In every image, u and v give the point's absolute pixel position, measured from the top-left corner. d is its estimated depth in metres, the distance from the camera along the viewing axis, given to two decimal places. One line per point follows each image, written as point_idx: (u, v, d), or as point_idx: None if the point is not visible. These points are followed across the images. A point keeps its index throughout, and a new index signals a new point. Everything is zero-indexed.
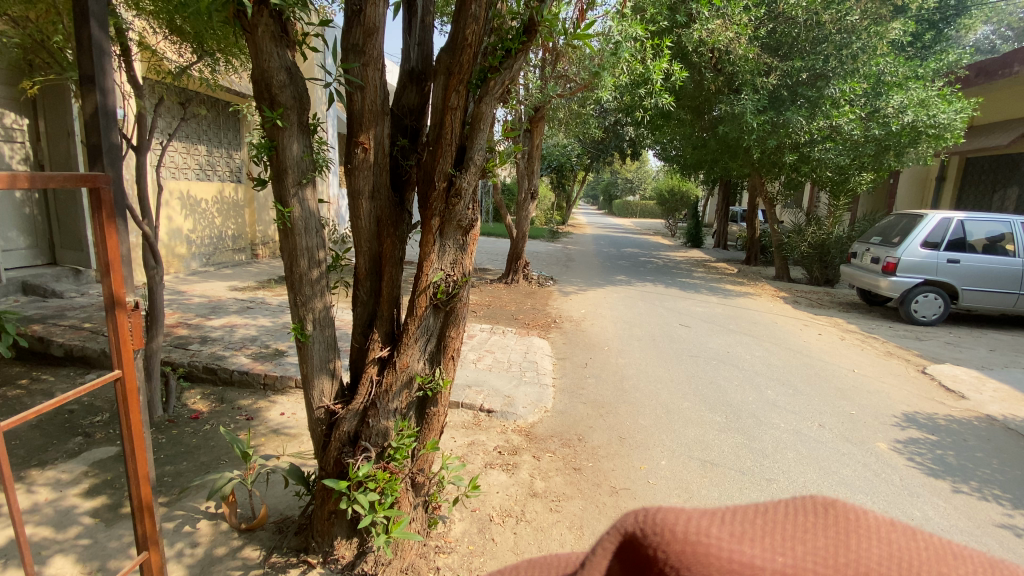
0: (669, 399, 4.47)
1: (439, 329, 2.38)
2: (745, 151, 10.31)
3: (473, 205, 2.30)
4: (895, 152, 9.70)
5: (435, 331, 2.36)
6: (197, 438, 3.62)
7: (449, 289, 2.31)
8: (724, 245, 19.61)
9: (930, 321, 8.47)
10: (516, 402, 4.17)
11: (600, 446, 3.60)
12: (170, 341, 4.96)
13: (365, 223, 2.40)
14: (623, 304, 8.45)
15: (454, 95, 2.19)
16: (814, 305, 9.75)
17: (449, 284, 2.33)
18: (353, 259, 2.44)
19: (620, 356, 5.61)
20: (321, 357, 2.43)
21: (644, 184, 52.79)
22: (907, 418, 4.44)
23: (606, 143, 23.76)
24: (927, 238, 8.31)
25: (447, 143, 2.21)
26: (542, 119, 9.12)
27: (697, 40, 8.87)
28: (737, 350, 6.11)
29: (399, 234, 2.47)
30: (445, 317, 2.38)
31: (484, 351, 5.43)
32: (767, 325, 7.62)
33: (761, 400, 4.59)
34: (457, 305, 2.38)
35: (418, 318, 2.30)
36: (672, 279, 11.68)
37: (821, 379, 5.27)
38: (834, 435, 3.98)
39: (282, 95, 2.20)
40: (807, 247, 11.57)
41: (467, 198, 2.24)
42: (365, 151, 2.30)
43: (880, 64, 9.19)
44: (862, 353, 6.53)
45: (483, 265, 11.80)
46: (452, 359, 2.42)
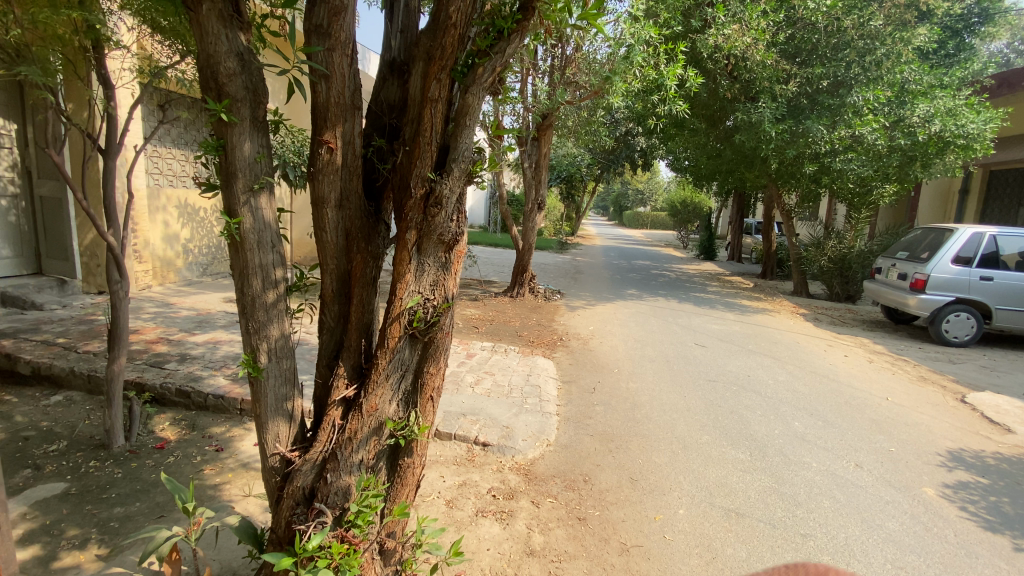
0: (686, 432, 4.03)
1: (416, 364, 1.99)
2: (762, 162, 9.89)
3: (457, 216, 1.92)
4: (922, 162, 9.24)
5: (410, 366, 1.98)
6: (156, 473, 3.27)
7: (428, 317, 1.92)
8: (739, 258, 19.08)
9: (963, 342, 7.91)
10: (516, 434, 3.75)
11: (609, 490, 3.18)
12: (146, 359, 4.64)
13: (330, 237, 2.02)
14: (634, 321, 8.01)
15: (434, 84, 1.81)
16: (836, 323, 9.23)
17: (428, 311, 1.94)
18: (318, 279, 2.08)
19: (632, 380, 5.17)
20: (277, 394, 2.07)
21: (655, 196, 52.32)
22: (953, 457, 3.93)
23: (617, 154, 23.40)
24: (958, 254, 7.80)
25: (425, 141, 1.83)
26: (551, 127, 8.77)
27: (712, 46, 8.53)
28: (759, 374, 5.64)
29: (372, 250, 2.09)
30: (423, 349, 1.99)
31: (484, 373, 5.04)
32: (789, 345, 7.12)
33: (789, 435, 4.12)
34: (437, 335, 1.98)
35: (390, 351, 1.91)
36: (685, 294, 11.21)
37: (853, 410, 4.78)
38: (873, 479, 3.51)
39: (230, 84, 1.85)
40: (827, 262, 11.06)
41: (449, 207, 1.86)
42: (331, 151, 1.94)
43: (904, 71, 8.76)
44: (893, 379, 6.01)
45: (488, 277, 11.44)
46: (431, 399, 2.03)
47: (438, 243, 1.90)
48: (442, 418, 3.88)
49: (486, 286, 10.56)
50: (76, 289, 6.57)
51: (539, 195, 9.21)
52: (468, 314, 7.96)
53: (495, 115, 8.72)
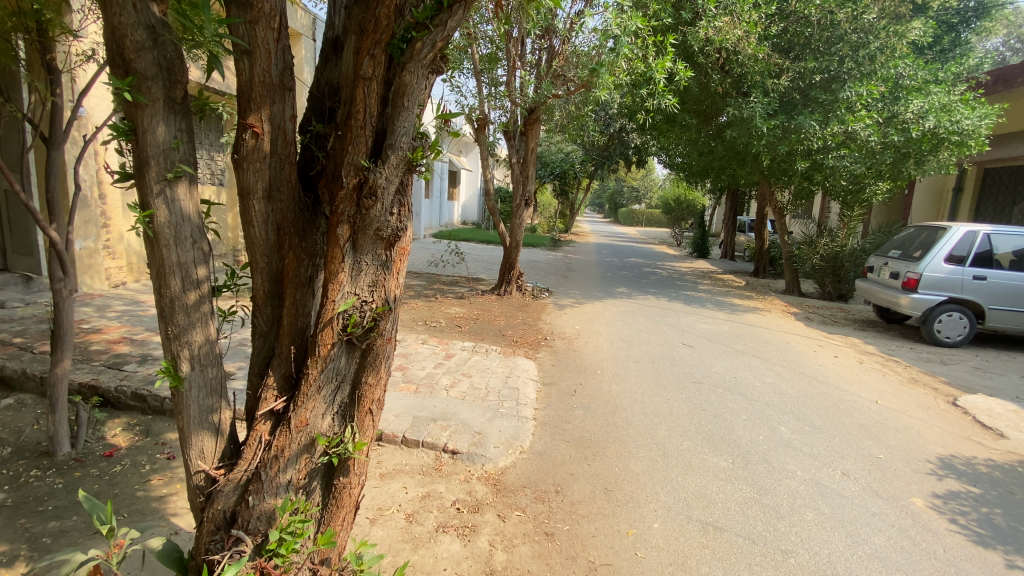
0: (666, 437, 3.86)
1: (353, 374, 1.80)
2: (754, 159, 9.73)
3: (396, 210, 1.73)
4: (915, 159, 9.11)
5: (347, 376, 1.79)
6: (100, 484, 3.07)
7: (364, 322, 1.73)
8: (732, 257, 18.94)
9: (955, 343, 7.78)
10: (487, 440, 3.57)
11: (581, 502, 3.00)
12: (105, 360, 4.43)
13: (259, 233, 1.83)
14: (621, 320, 7.84)
15: (367, 61, 1.62)
16: (827, 322, 9.09)
17: (365, 315, 1.75)
18: (248, 279, 1.89)
19: (615, 382, 4.99)
20: (201, 405, 1.88)
21: (650, 193, 52.21)
22: (944, 464, 3.78)
23: (611, 151, 23.20)
24: (951, 253, 7.67)
25: (358, 125, 1.64)
26: (538, 121, 8.56)
27: (703, 39, 8.36)
28: (747, 376, 5.47)
29: (307, 248, 1.89)
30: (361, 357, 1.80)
31: (461, 374, 4.85)
32: (778, 345, 6.97)
33: (774, 441, 3.96)
34: (377, 342, 1.79)
35: (321, 359, 1.72)
36: (676, 292, 11.05)
37: (842, 414, 4.62)
38: (860, 488, 3.35)
39: (138, 60, 1.69)
40: (819, 260, 10.92)
41: (386, 199, 1.66)
42: (256, 136, 1.75)
43: (898, 66, 8.61)
44: (884, 380, 5.87)
45: (477, 274, 11.24)
46: (371, 412, 1.85)
47: (375, 239, 1.71)
48: (410, 423, 3.70)
49: (473, 284, 10.37)
50: (42, 286, 6.34)
51: (527, 191, 8.99)
52: (452, 313, 7.76)
53: (481, 109, 8.51)
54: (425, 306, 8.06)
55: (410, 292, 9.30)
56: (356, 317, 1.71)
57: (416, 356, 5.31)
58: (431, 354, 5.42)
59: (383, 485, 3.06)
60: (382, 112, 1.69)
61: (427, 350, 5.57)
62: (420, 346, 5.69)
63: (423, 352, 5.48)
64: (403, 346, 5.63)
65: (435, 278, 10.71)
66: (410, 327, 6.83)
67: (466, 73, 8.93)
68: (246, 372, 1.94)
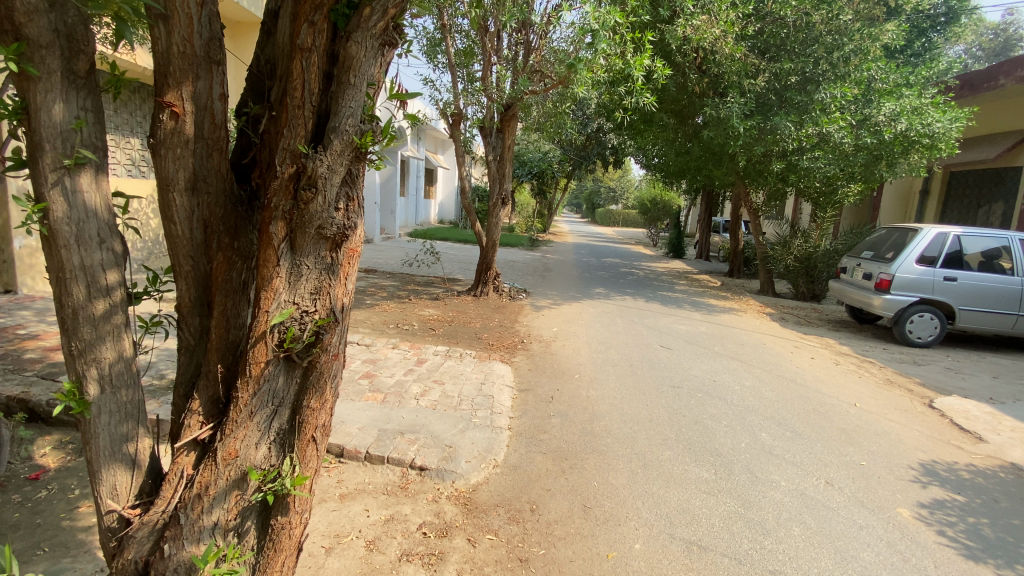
0: (647, 447, 3.68)
1: (292, 397, 1.58)
2: (730, 160, 9.70)
3: (343, 204, 1.51)
4: (887, 162, 9.22)
5: (285, 400, 1.57)
6: (22, 512, 2.73)
7: (304, 336, 1.50)
8: (707, 257, 19.09)
9: (926, 343, 7.88)
10: (458, 454, 3.34)
11: (558, 521, 2.79)
12: (38, 370, 4.02)
13: (183, 230, 1.57)
14: (599, 321, 7.69)
15: (306, 26, 1.41)
16: (803, 323, 9.12)
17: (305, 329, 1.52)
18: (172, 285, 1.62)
19: (594, 388, 4.81)
20: (113, 434, 1.63)
21: (626, 194, 52.63)
22: (926, 471, 3.72)
23: (588, 151, 23.28)
24: (922, 254, 7.76)
25: (297, 102, 1.42)
26: (515, 117, 8.34)
27: (680, 37, 8.29)
28: (726, 379, 5.36)
29: (241, 249, 1.65)
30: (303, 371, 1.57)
31: (433, 381, 4.59)
32: (756, 347, 6.90)
33: (755, 447, 3.84)
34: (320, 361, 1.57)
35: (253, 382, 1.50)
36: (653, 293, 10.97)
37: (822, 418, 4.54)
38: (846, 499, 3.24)
39: (29, 24, 1.41)
40: (793, 261, 10.99)
41: (328, 190, 1.44)
42: (177, 118, 1.52)
43: (870, 69, 8.70)
44: (861, 382, 5.84)
45: (452, 275, 10.96)
46: (314, 443, 1.63)
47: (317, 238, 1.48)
48: (375, 437, 3.44)
49: (447, 284, 10.08)
50: None
51: (504, 189, 8.74)
52: (425, 315, 7.48)
53: (456, 104, 8.25)
54: (397, 308, 7.76)
55: (382, 293, 8.97)
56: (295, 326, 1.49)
57: (385, 361, 5.03)
58: (401, 359, 5.14)
59: (343, 509, 2.80)
60: (327, 89, 1.48)
61: (397, 354, 5.30)
62: (390, 351, 5.41)
63: (393, 357, 5.20)
64: (371, 351, 5.34)
65: (409, 278, 10.39)
66: (381, 330, 6.54)
67: (440, 68, 8.66)
68: (172, 391, 1.69)
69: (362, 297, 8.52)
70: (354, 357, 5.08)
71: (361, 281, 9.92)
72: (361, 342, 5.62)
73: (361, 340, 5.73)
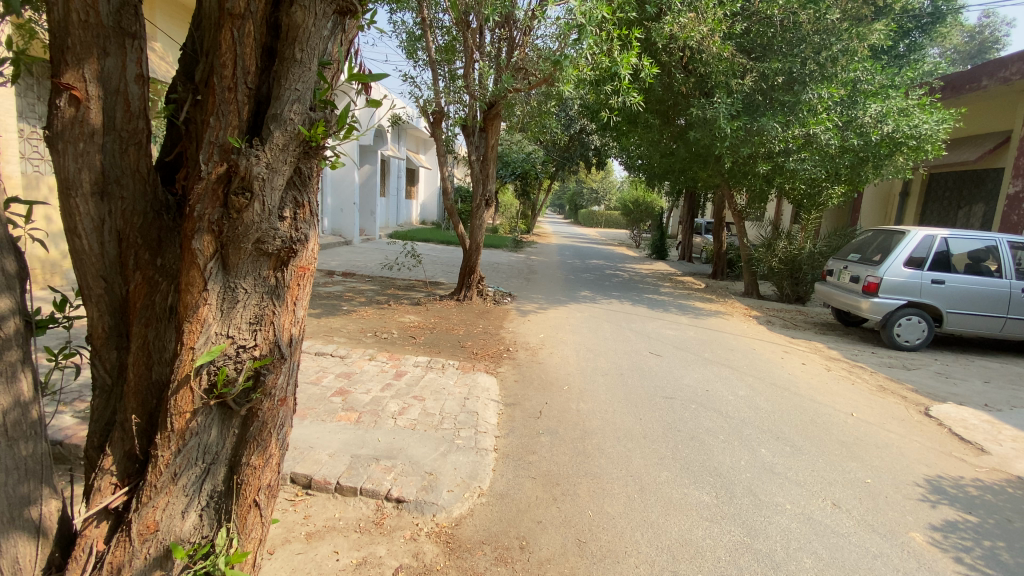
0: (643, 468, 3.43)
1: (221, 453, 1.81)
2: (717, 161, 9.55)
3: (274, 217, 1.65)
4: (873, 164, 9.20)
5: (214, 456, 1.79)
6: None
7: (236, 374, 1.69)
8: (690, 258, 19.06)
9: (914, 346, 7.82)
10: (440, 483, 3.05)
11: (552, 561, 2.52)
12: None
13: (97, 248, 1.67)
14: (586, 326, 7.45)
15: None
16: (790, 326, 9.03)
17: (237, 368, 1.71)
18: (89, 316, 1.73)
19: (584, 401, 4.55)
20: (11, 497, 1.51)
21: (609, 195, 52.75)
22: (933, 488, 3.55)
23: (571, 152, 23.23)
24: (910, 257, 7.71)
25: (230, 99, 1.56)
26: (499, 116, 8.08)
27: (668, 35, 8.12)
28: (720, 388, 5.15)
29: (158, 273, 1.76)
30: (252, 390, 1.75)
31: (412, 397, 4.28)
32: (747, 352, 6.74)
33: (755, 465, 3.62)
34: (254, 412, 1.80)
35: (174, 449, 1.71)
36: (639, 296, 10.79)
37: (820, 430, 4.36)
38: (855, 523, 3.04)
39: None
40: (778, 263, 10.93)
41: (260, 196, 1.59)
42: (85, 109, 1.60)
43: (857, 70, 8.64)
44: (854, 389, 5.71)
45: (434, 278, 10.63)
46: (250, 506, 1.87)
47: (261, 256, 1.68)
48: (348, 464, 3.13)
49: (429, 288, 9.75)
50: None
51: (488, 190, 8.46)
52: (405, 322, 7.15)
53: (438, 101, 7.93)
54: (375, 315, 7.41)
55: (361, 298, 8.60)
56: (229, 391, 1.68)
57: (362, 375, 4.70)
58: (378, 372, 4.81)
59: (310, 551, 2.49)
60: (261, 92, 1.63)
61: (374, 367, 4.97)
62: (367, 363, 5.08)
63: (370, 370, 4.87)
64: (346, 363, 5.01)
65: (389, 282, 10.02)
66: (358, 339, 6.19)
67: (421, 64, 8.35)
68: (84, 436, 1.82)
69: (339, 303, 8.14)
70: (327, 370, 4.74)
71: (339, 285, 9.52)
72: (335, 354, 5.27)
73: (336, 351, 5.38)
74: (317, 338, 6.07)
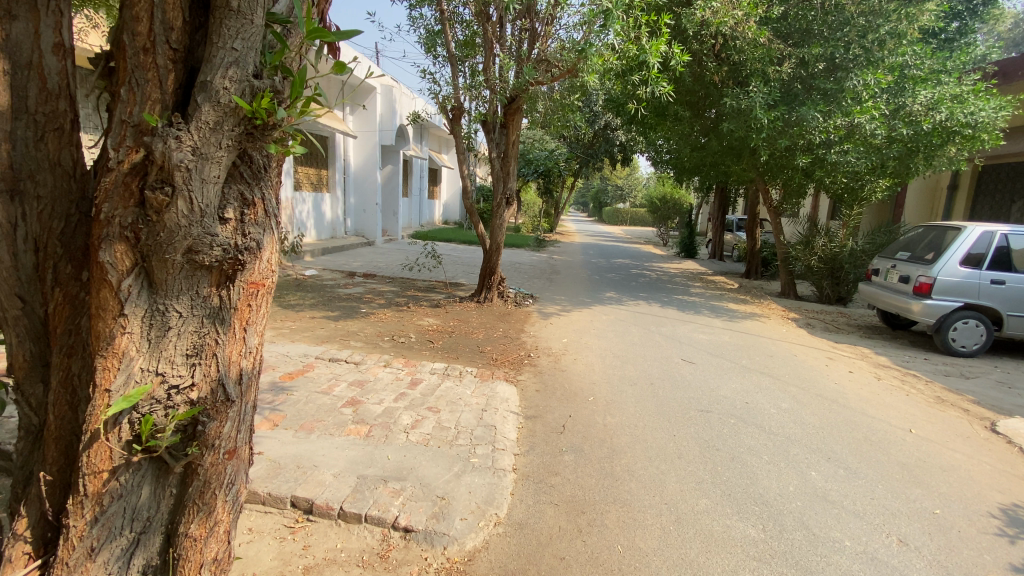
0: (678, 494, 3.09)
1: (155, 506, 1.79)
2: (751, 154, 9.03)
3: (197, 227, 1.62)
4: (924, 155, 8.53)
5: (146, 508, 1.78)
6: None
7: (160, 423, 1.70)
8: (721, 257, 18.39)
9: (971, 352, 7.18)
10: (452, 509, 2.77)
11: None
12: None
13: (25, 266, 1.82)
14: (611, 330, 7.09)
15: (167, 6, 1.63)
16: (831, 329, 8.46)
17: (164, 416, 1.71)
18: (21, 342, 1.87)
19: (611, 414, 4.21)
20: None
21: (634, 192, 51.85)
22: (1015, 521, 3.11)
23: (596, 148, 22.84)
24: (966, 255, 7.09)
25: (154, 95, 1.60)
26: (520, 111, 7.78)
27: (699, 21, 7.70)
28: (761, 401, 4.75)
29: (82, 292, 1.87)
30: (192, 428, 1.75)
31: (426, 408, 4.01)
32: (787, 358, 6.27)
33: (805, 491, 3.25)
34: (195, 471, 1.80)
35: (95, 499, 1.71)
36: (668, 296, 10.33)
37: (875, 449, 3.93)
38: (927, 564, 2.64)
39: None
40: (817, 262, 10.32)
41: (178, 187, 1.57)
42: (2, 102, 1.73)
43: (906, 54, 8.05)
44: (909, 400, 5.21)
45: (455, 279, 10.40)
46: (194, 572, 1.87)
47: (201, 270, 1.68)
48: (353, 486, 2.88)
49: (449, 290, 9.51)
50: None
51: (509, 187, 8.14)
52: (424, 325, 6.91)
53: (456, 97, 7.66)
54: (394, 318, 7.20)
55: (380, 300, 8.42)
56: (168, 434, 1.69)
57: (375, 384, 4.45)
58: (392, 381, 4.56)
59: None
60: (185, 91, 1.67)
61: (388, 374, 4.73)
62: (381, 369, 4.84)
63: (384, 378, 4.63)
64: (359, 370, 4.78)
65: (409, 283, 9.83)
66: (374, 343, 5.97)
67: (439, 59, 8.09)
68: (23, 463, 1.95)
69: (358, 305, 7.96)
70: (339, 378, 4.52)
71: (358, 286, 9.37)
72: (349, 359, 5.06)
73: (350, 357, 5.16)
74: (332, 342, 5.88)
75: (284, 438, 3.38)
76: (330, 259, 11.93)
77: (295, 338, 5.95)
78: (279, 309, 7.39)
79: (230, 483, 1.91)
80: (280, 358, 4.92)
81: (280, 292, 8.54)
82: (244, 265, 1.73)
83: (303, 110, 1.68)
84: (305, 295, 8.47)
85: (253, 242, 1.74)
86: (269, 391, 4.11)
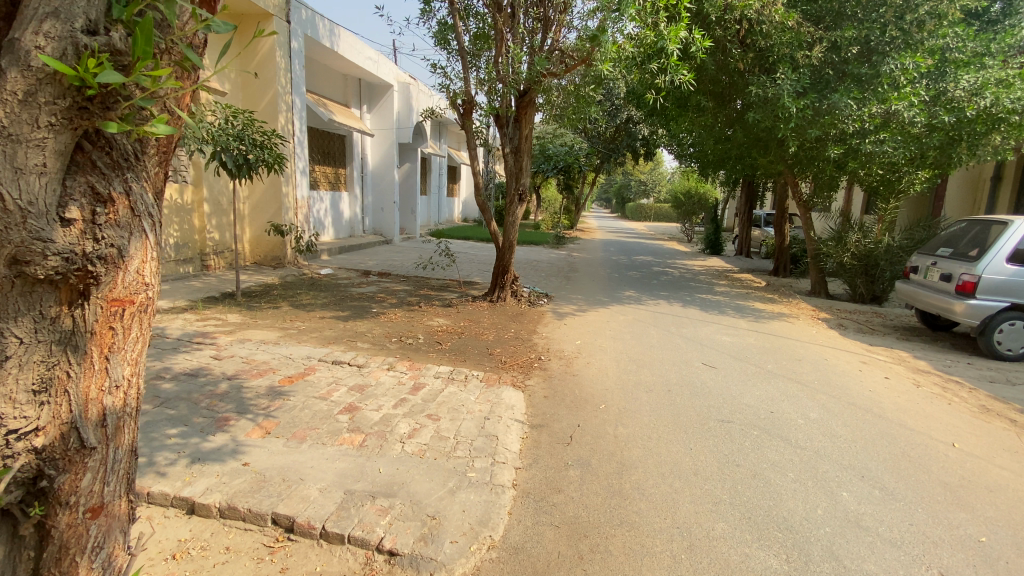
0: (691, 517, 2.82)
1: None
2: (779, 146, 8.57)
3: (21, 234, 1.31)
4: (968, 144, 7.93)
5: None
6: None
7: None
8: (748, 253, 17.78)
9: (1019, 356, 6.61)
10: (442, 531, 2.57)
11: None
12: None
13: None
14: (628, 331, 6.79)
15: None
16: (865, 331, 7.97)
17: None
18: None
19: (623, 424, 3.94)
20: None
21: (658, 187, 50.93)
22: None
23: (617, 143, 22.39)
24: (1015, 251, 6.54)
25: None
26: (533, 103, 7.54)
27: (722, 6, 7.31)
28: (787, 410, 4.41)
29: None
30: (37, 483, 1.46)
31: (425, 415, 3.82)
32: (816, 363, 5.87)
33: (836, 516, 2.92)
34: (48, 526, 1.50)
35: None
36: (690, 295, 9.94)
37: (916, 466, 3.56)
38: None
39: None
40: (850, 258, 9.77)
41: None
42: None
43: (946, 36, 7.52)
44: (953, 409, 4.78)
45: (470, 278, 10.22)
46: None
47: (42, 286, 1.40)
48: (338, 503, 2.70)
49: (463, 289, 9.34)
50: None
51: (522, 183, 7.88)
52: (433, 326, 6.74)
53: (467, 91, 7.45)
54: (404, 318, 7.05)
55: (392, 300, 8.30)
56: (2, 496, 1.39)
57: (375, 388, 4.29)
58: (394, 385, 4.39)
59: None
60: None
61: (391, 378, 4.56)
62: (384, 373, 4.68)
63: (386, 382, 4.46)
64: (361, 374, 4.62)
65: (423, 282, 9.69)
66: (381, 345, 5.83)
67: (450, 53, 7.90)
68: None
69: (369, 304, 7.85)
70: (339, 382, 4.37)
71: (372, 285, 9.28)
72: (352, 362, 4.91)
73: (354, 359, 5.02)
74: (339, 344, 5.76)
75: (274, 448, 3.24)
76: (347, 257, 11.90)
77: (302, 339, 5.85)
78: (290, 309, 7.33)
79: (97, 549, 1.59)
80: (282, 360, 4.81)
81: (293, 292, 8.51)
82: (97, 279, 1.44)
83: (152, 74, 1.30)
84: (318, 294, 8.41)
85: (108, 248, 1.44)
86: (265, 396, 3.98)
